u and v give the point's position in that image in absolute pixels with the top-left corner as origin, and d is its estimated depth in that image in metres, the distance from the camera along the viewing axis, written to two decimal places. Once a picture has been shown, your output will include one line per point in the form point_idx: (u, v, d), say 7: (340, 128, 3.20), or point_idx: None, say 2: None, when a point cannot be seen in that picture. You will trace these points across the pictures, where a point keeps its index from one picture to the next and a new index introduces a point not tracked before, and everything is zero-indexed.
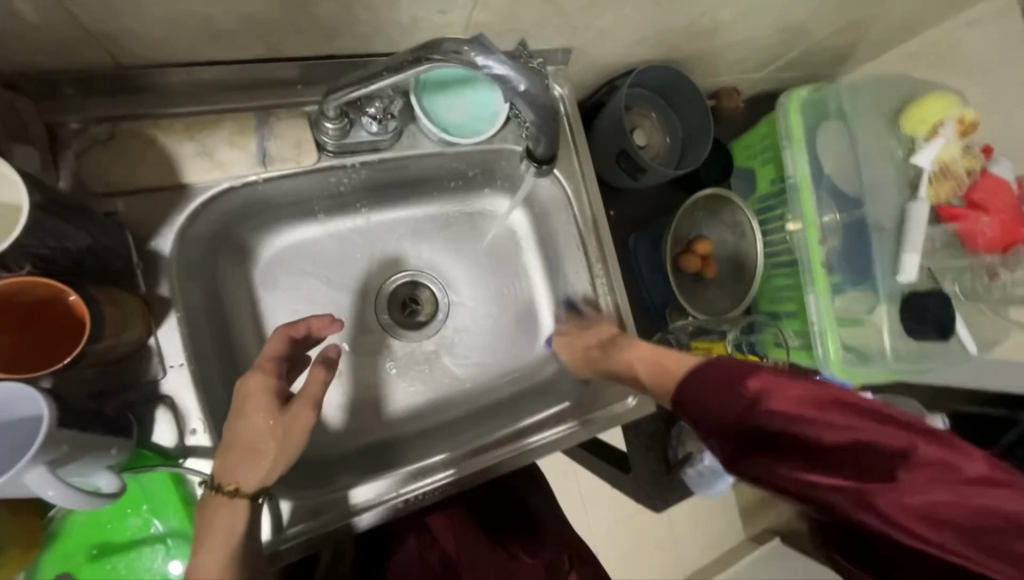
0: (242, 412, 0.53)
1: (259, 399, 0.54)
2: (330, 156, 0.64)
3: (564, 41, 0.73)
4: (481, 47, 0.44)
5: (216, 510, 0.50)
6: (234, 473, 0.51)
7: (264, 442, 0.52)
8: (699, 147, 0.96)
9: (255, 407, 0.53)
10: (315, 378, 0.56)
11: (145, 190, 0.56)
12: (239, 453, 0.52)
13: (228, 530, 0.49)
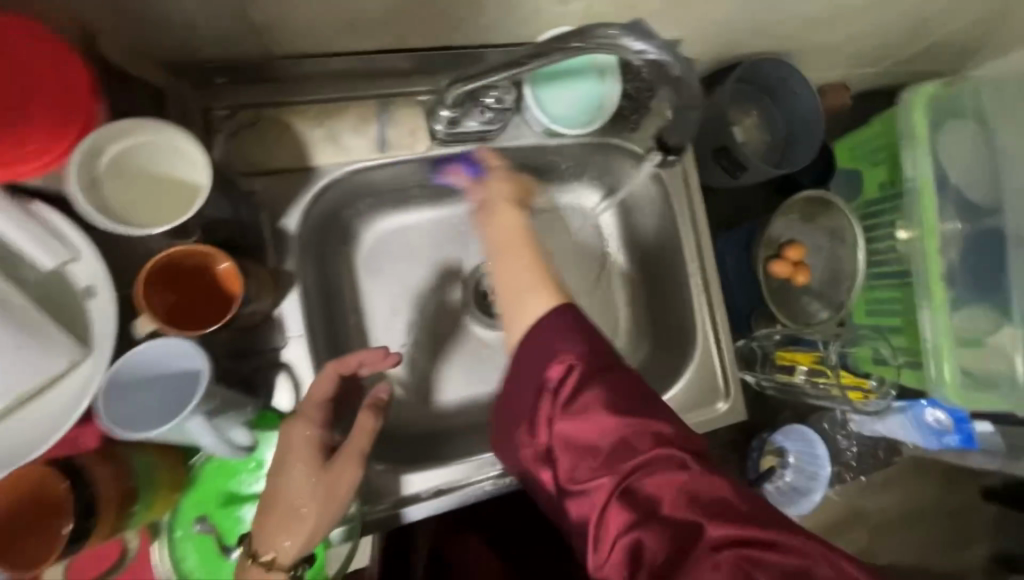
0: (283, 469, 0.53)
1: (303, 450, 0.53)
2: (440, 144, 0.66)
3: (675, 32, 0.71)
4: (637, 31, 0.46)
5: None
6: (273, 542, 0.51)
7: (305, 503, 0.52)
8: (807, 147, 0.90)
9: (298, 458, 0.53)
10: (363, 425, 0.55)
11: (278, 172, 0.60)
12: (278, 514, 0.52)
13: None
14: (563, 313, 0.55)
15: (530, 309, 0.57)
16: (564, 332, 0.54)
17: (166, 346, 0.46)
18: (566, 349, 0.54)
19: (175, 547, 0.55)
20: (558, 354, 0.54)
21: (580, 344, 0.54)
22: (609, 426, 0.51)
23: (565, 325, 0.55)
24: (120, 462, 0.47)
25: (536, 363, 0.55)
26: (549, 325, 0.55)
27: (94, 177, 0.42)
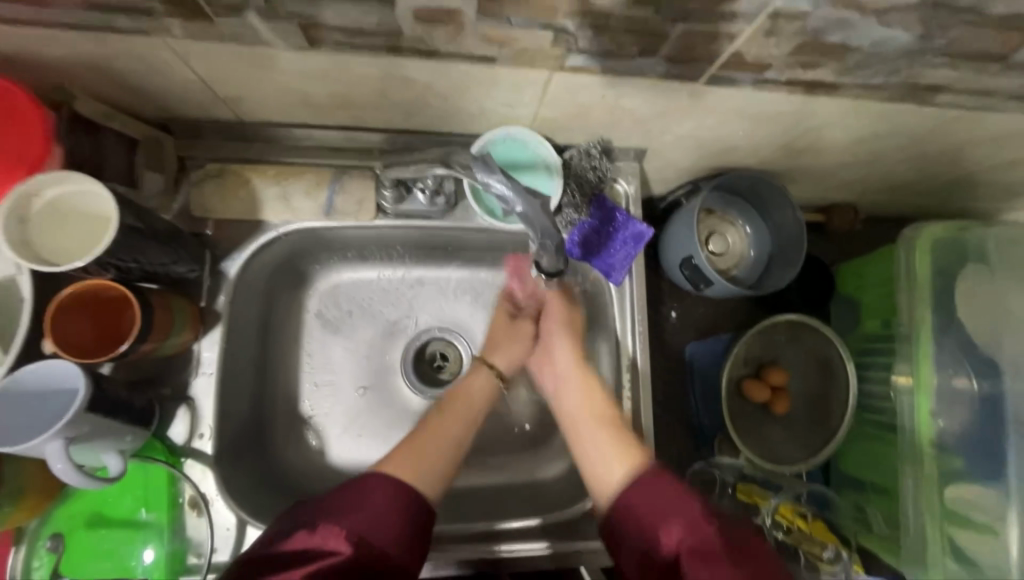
0: (499, 338, 0.72)
1: (503, 328, 0.73)
2: (385, 217, 0.69)
3: (638, 142, 0.71)
4: (483, 162, 0.50)
5: (478, 380, 0.69)
6: (492, 358, 0.71)
7: (515, 339, 0.72)
8: (786, 268, 0.86)
9: (504, 332, 0.72)
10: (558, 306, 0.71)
11: (232, 219, 0.66)
12: (497, 337, 0.73)
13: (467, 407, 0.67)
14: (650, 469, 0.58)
15: (607, 470, 0.60)
16: (653, 498, 0.55)
17: (58, 368, 0.50)
18: (662, 507, 0.55)
19: (26, 558, 0.56)
20: (659, 518, 0.54)
21: (678, 505, 0.54)
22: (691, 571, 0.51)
23: (644, 496, 0.56)
24: None
25: (648, 510, 0.55)
26: (639, 484, 0.57)
27: (24, 215, 0.48)
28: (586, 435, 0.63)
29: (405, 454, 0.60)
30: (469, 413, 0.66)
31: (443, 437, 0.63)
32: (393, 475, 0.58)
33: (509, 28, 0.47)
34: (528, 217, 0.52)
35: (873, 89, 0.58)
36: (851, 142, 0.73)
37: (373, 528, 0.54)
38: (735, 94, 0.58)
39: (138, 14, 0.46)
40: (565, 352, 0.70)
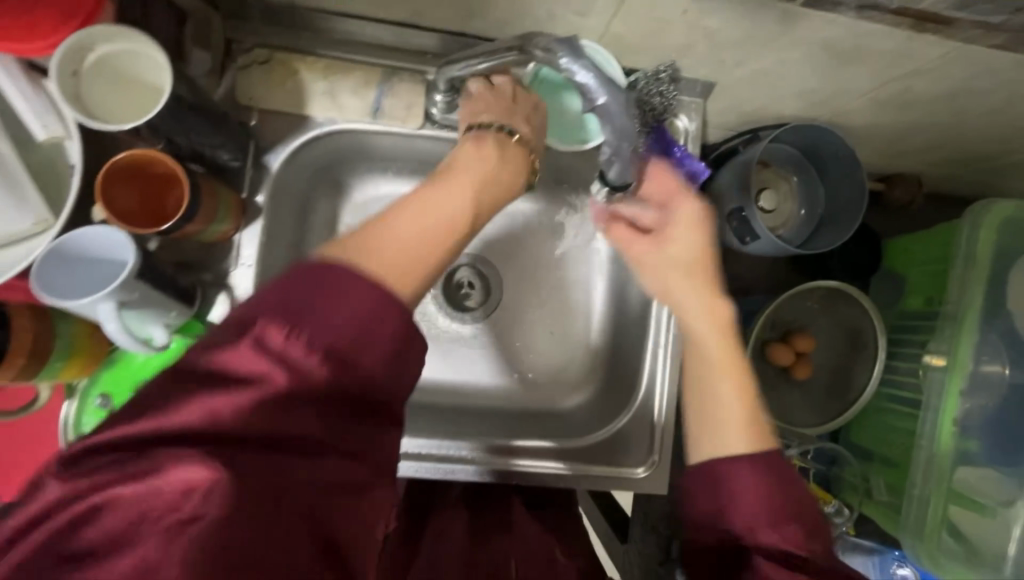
0: (481, 106, 0.57)
1: (496, 102, 0.57)
2: (434, 126, 0.67)
3: (707, 74, 0.66)
4: (568, 47, 0.50)
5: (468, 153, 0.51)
6: (479, 116, 0.56)
7: (487, 115, 0.56)
8: (840, 230, 0.82)
9: (495, 104, 0.57)
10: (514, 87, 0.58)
11: (277, 112, 0.64)
12: (487, 103, 0.57)
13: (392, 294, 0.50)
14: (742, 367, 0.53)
15: (694, 325, 0.56)
16: (733, 362, 0.53)
17: (110, 235, 0.50)
18: (743, 391, 0.52)
19: (77, 412, 0.59)
20: (727, 382, 0.53)
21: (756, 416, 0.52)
22: (735, 496, 0.50)
23: (727, 370, 0.53)
24: (44, 321, 0.52)
25: (712, 414, 0.53)
26: (740, 467, 0.50)
27: (77, 69, 0.46)
28: (694, 309, 0.56)
29: (376, 238, 0.42)
30: (476, 183, 0.49)
31: (393, 236, 0.42)
32: (373, 276, 0.40)
33: None
34: (609, 111, 0.53)
35: (988, 31, 0.52)
36: (939, 99, 0.67)
37: (342, 330, 0.38)
38: (833, 21, 0.53)
39: None
40: (676, 241, 0.59)
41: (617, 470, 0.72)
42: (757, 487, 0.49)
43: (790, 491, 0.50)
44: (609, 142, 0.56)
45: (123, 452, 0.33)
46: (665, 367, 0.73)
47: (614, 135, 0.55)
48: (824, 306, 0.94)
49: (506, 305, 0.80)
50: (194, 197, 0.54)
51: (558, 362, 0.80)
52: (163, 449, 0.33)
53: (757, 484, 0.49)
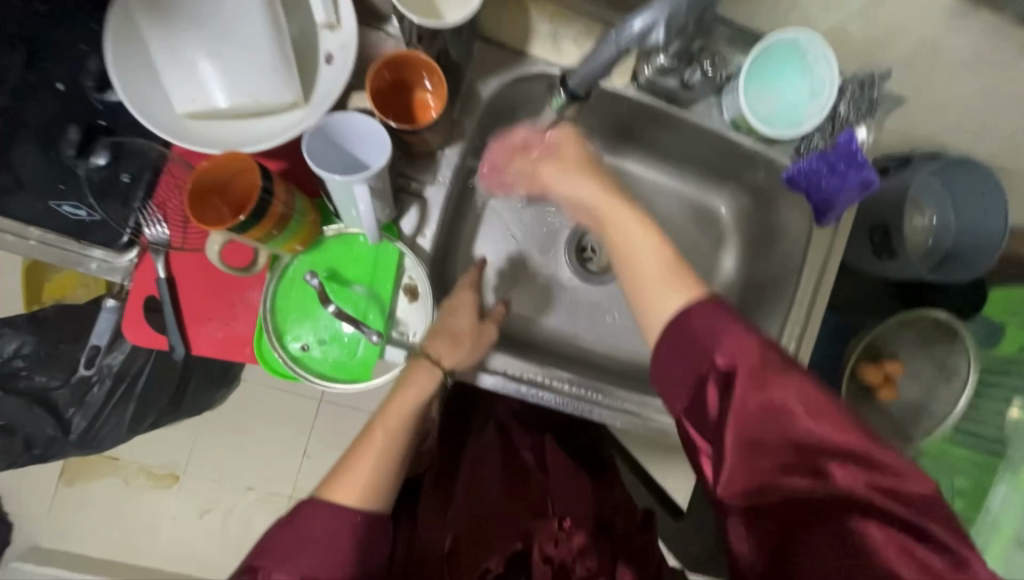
0: (454, 311, 0.64)
1: (467, 310, 0.64)
2: (636, 87, 0.70)
3: (904, 90, 0.69)
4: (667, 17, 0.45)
5: (440, 337, 0.62)
6: (435, 346, 0.61)
7: (463, 334, 0.63)
8: (970, 268, 0.85)
9: (464, 315, 0.64)
10: (471, 298, 0.65)
11: (498, 43, 0.67)
12: (443, 334, 0.62)
13: (412, 399, 0.59)
14: (712, 305, 0.49)
15: (662, 304, 0.53)
16: (707, 325, 0.48)
17: (374, 130, 0.54)
18: (724, 332, 0.47)
19: (279, 286, 0.62)
20: (718, 342, 0.47)
21: (740, 327, 0.47)
22: (796, 421, 0.45)
23: (700, 321, 0.49)
24: (288, 192, 0.56)
25: (680, 359, 0.50)
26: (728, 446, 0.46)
27: None
28: (700, 327, 0.49)
29: (344, 478, 0.54)
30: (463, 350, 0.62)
31: (399, 408, 0.59)
32: (338, 505, 0.53)
33: None
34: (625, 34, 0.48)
35: None
36: None
37: (335, 532, 0.51)
38: None
39: None
40: (625, 231, 0.57)
41: None
42: (757, 449, 0.46)
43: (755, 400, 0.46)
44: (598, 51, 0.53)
45: (343, 515, 0.52)
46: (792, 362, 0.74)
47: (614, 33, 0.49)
48: (922, 337, 0.97)
49: None
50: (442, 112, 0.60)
51: None
52: (359, 513, 0.53)
53: (760, 447, 0.46)
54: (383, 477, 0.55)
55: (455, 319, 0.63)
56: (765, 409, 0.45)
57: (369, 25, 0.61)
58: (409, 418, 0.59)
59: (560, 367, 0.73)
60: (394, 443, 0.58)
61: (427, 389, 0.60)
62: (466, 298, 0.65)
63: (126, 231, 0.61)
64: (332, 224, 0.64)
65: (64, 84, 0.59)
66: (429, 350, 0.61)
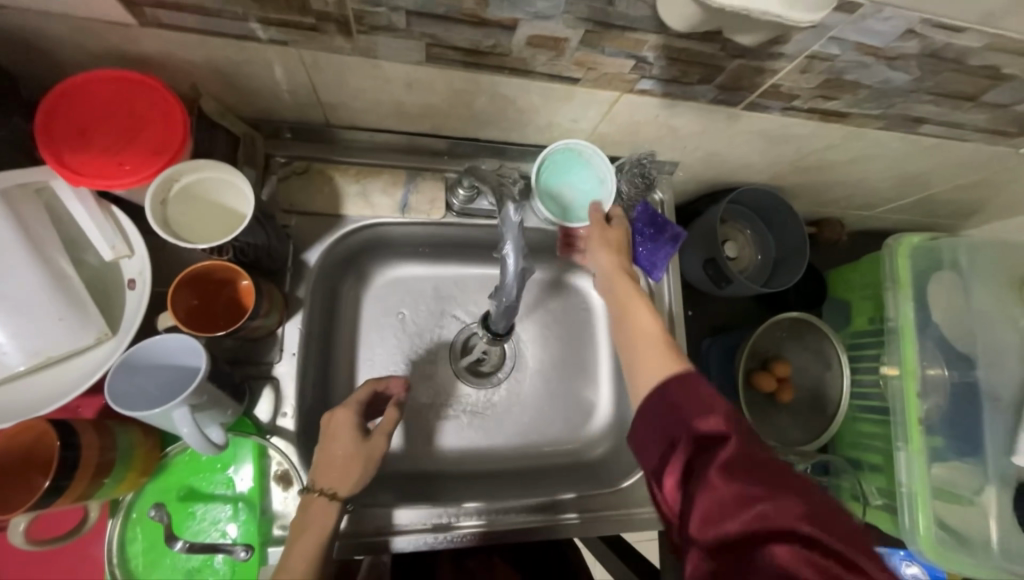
0: (331, 438, 0.59)
1: (342, 434, 0.59)
2: (454, 214, 0.76)
3: (673, 156, 0.81)
4: (512, 237, 0.53)
5: (332, 437, 0.59)
6: (327, 477, 0.57)
7: (348, 455, 0.58)
8: (791, 271, 0.98)
9: (340, 443, 0.59)
10: (345, 418, 0.60)
11: (314, 213, 0.72)
12: (326, 456, 0.58)
13: (315, 540, 0.54)
14: (690, 375, 0.55)
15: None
16: (692, 389, 0.53)
17: (182, 342, 0.53)
18: (701, 405, 0.51)
19: (123, 530, 0.56)
20: (696, 412, 0.51)
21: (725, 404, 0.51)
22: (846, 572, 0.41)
23: (683, 394, 0.53)
24: (106, 434, 0.52)
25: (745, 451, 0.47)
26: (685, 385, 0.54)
27: (165, 197, 0.53)
28: (685, 388, 0.54)
29: None
30: (347, 448, 0.59)
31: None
32: None
33: (600, 55, 0.55)
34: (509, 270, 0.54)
35: (873, 118, 0.70)
36: (851, 161, 0.86)
37: None
38: (766, 117, 0.69)
39: (276, 44, 0.53)
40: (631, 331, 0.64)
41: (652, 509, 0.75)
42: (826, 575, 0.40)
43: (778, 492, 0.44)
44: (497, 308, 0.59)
45: None
46: None
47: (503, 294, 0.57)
48: (790, 332, 1.08)
49: (522, 367, 0.87)
50: (258, 291, 0.60)
51: (580, 412, 0.87)
52: None
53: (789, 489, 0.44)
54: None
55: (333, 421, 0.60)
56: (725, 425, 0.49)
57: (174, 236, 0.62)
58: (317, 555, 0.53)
59: (486, 500, 0.72)
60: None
61: (328, 525, 0.55)
62: (339, 415, 0.60)
63: None
64: (177, 440, 0.60)
65: None
66: (317, 483, 0.57)
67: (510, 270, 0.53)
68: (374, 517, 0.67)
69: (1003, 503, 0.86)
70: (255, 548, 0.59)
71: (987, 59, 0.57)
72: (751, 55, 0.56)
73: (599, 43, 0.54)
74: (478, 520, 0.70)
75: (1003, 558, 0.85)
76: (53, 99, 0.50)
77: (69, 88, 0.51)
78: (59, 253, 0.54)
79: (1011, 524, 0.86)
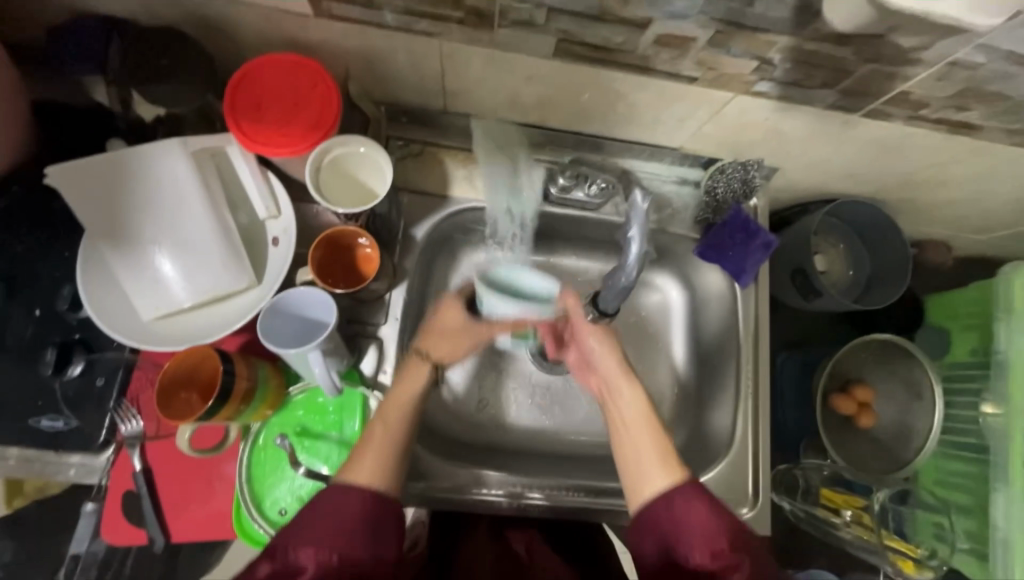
0: (440, 316, 0.68)
1: (452, 313, 0.68)
2: (549, 202, 0.80)
3: (775, 160, 0.80)
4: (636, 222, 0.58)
5: (441, 315, 0.68)
6: (431, 347, 0.65)
7: (455, 331, 0.67)
8: (888, 289, 0.94)
9: (450, 318, 0.68)
10: (450, 304, 0.68)
11: (424, 193, 0.78)
12: (436, 333, 0.67)
13: (410, 394, 0.61)
14: (682, 489, 0.55)
15: (648, 483, 0.57)
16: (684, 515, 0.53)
17: (318, 296, 0.60)
18: (704, 532, 0.52)
19: (251, 455, 0.65)
20: (698, 539, 0.52)
21: (733, 533, 0.52)
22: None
23: (684, 512, 0.54)
24: (249, 367, 0.61)
25: (698, 520, 0.53)
26: (677, 497, 0.55)
27: (318, 165, 0.60)
28: (675, 506, 0.54)
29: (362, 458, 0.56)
30: (461, 337, 0.67)
31: (383, 425, 0.58)
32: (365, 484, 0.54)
33: (725, 56, 0.57)
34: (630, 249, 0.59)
35: (1009, 133, 0.66)
36: (972, 177, 0.81)
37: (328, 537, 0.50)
38: (885, 126, 0.67)
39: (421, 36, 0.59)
40: (611, 349, 0.66)
41: None
42: None
43: (711, 512, 0.53)
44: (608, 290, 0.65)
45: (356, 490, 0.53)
46: (754, 418, 0.79)
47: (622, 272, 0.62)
48: (877, 357, 1.02)
49: None
50: (379, 259, 0.67)
51: (648, 407, 0.88)
52: (369, 490, 0.53)
53: (722, 540, 0.52)
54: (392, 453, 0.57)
55: (444, 303, 0.68)
56: (695, 528, 0.53)
57: (308, 201, 0.70)
58: (408, 408, 0.60)
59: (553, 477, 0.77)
60: (391, 437, 0.58)
61: (419, 385, 0.62)
62: (452, 302, 0.68)
63: (101, 431, 0.63)
64: (297, 381, 0.68)
65: (41, 310, 0.64)
66: (421, 346, 0.65)
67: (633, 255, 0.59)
68: (447, 475, 0.73)
69: None
70: None
71: None
72: (885, 59, 0.55)
73: (726, 44, 0.55)
74: (544, 495, 0.74)
75: None
76: (240, 74, 0.59)
77: (253, 65, 0.59)
78: (223, 207, 0.63)
79: None
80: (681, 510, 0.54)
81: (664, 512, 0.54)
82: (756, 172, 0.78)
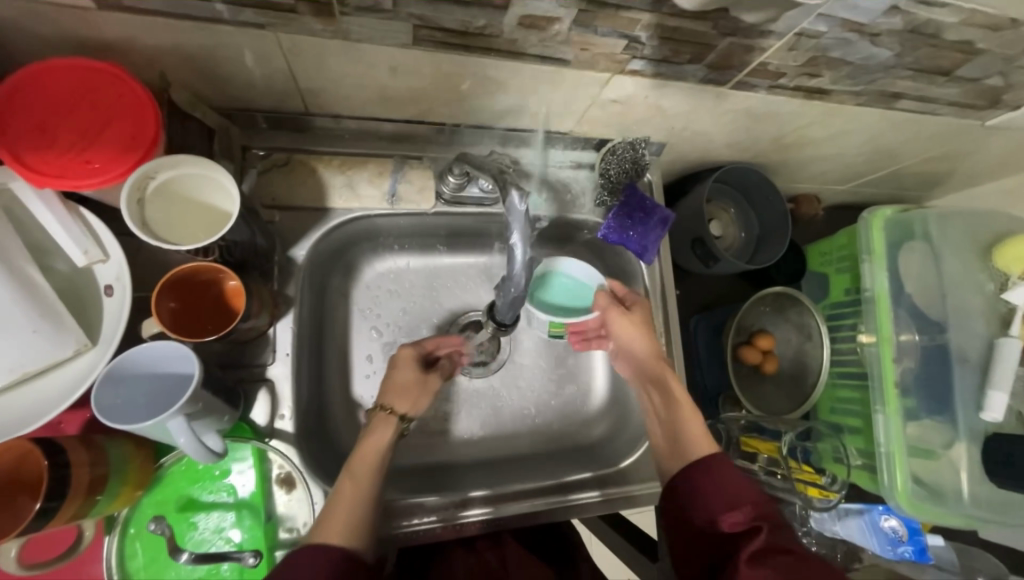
0: (394, 368, 0.66)
1: (407, 360, 0.67)
2: (444, 203, 0.75)
3: (661, 137, 0.81)
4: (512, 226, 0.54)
5: (398, 366, 0.66)
6: (393, 399, 0.63)
7: (411, 384, 0.65)
8: (775, 246, 1.01)
9: (404, 366, 0.66)
10: (406, 354, 0.67)
11: (299, 208, 0.69)
12: (394, 386, 0.65)
13: (377, 448, 0.59)
14: (719, 459, 0.60)
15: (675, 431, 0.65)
16: (724, 484, 0.58)
17: (173, 349, 0.51)
18: (725, 498, 0.57)
19: (121, 547, 0.55)
20: (721, 507, 0.56)
21: (748, 492, 0.57)
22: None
23: (705, 479, 0.59)
24: (97, 450, 0.50)
25: (714, 488, 0.58)
26: (708, 467, 0.59)
27: (142, 196, 0.50)
28: (711, 481, 0.59)
29: (334, 519, 0.53)
30: (416, 389, 0.65)
31: (351, 489, 0.55)
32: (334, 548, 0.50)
33: (593, 36, 0.55)
34: (513, 257, 0.56)
35: (854, 94, 0.72)
36: (830, 137, 0.88)
37: None
38: (751, 96, 0.70)
39: (249, 29, 0.50)
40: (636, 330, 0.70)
41: (651, 489, 0.77)
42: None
43: (728, 472, 0.59)
44: (502, 300, 0.62)
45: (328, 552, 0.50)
46: None
47: (510, 278, 0.58)
48: (773, 307, 1.11)
49: (517, 357, 0.85)
50: (249, 291, 0.58)
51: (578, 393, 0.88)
52: (339, 552, 0.50)
53: (734, 498, 0.57)
54: (360, 516, 0.54)
55: (401, 355, 0.67)
56: (718, 499, 0.57)
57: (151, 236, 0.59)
58: (378, 462, 0.58)
59: (496, 485, 0.73)
60: (363, 499, 0.55)
61: (387, 436, 0.60)
62: (405, 352, 0.67)
63: None
64: (171, 449, 0.58)
65: None
66: (384, 400, 0.63)
67: (518, 260, 0.56)
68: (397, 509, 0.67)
69: (972, 456, 0.90)
70: (263, 554, 0.58)
71: (962, 35, 0.59)
72: (741, 33, 0.56)
73: (592, 23, 0.53)
74: (486, 507, 0.70)
75: (971, 507, 0.90)
76: (8, 89, 0.45)
77: (24, 76, 0.46)
78: (25, 259, 0.49)
79: (980, 474, 0.90)
80: (698, 475, 0.59)
81: (691, 482, 0.59)
82: (646, 151, 0.80)
